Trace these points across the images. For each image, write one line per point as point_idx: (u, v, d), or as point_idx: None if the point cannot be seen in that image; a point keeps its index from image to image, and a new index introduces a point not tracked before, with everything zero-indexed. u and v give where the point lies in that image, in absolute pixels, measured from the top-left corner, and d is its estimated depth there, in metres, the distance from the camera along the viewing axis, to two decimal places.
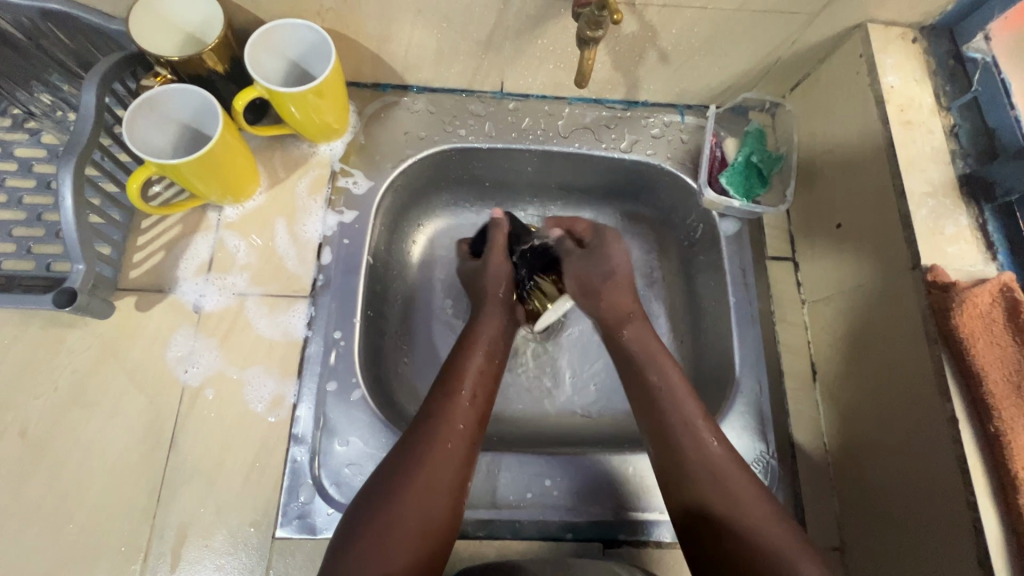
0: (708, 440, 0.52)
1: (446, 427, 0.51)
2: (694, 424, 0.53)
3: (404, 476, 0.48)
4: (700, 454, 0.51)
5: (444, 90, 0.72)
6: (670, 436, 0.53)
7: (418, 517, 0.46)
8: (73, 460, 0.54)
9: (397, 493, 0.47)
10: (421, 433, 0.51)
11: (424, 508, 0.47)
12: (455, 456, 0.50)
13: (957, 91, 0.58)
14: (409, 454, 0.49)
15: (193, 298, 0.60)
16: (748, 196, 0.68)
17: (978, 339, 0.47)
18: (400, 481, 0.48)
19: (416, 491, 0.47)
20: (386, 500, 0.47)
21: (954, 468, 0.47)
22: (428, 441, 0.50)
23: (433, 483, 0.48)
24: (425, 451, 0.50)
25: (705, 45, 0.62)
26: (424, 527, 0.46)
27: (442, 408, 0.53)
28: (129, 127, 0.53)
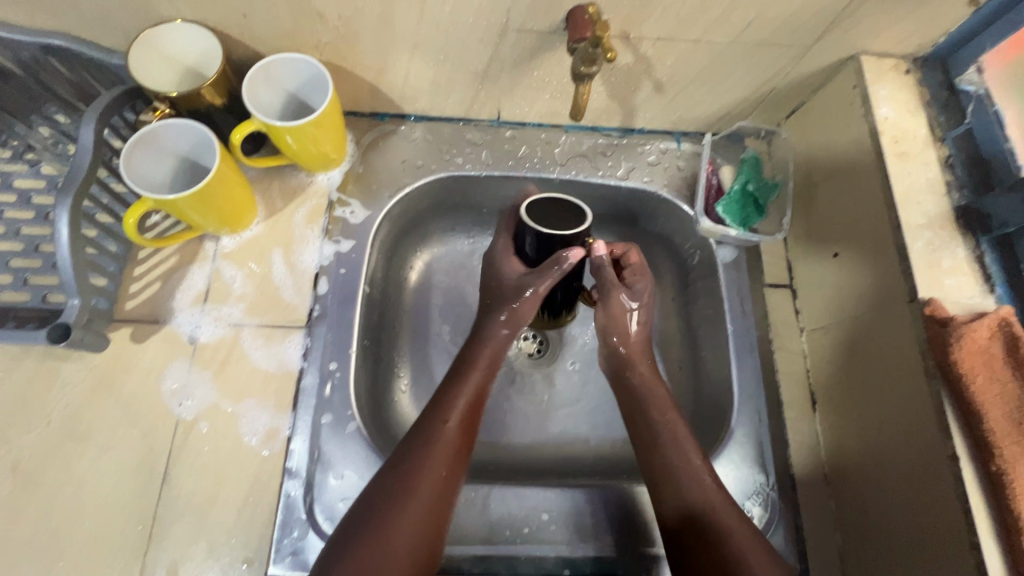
0: (697, 461, 0.54)
1: (434, 457, 0.50)
2: (684, 445, 0.55)
3: (391, 507, 0.48)
4: (690, 471, 0.53)
5: (441, 119, 0.72)
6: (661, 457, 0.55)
7: (406, 548, 0.47)
8: (64, 495, 0.54)
9: (384, 525, 0.47)
10: (409, 462, 0.50)
11: (411, 539, 0.47)
12: (441, 484, 0.50)
13: (950, 122, 0.58)
14: (397, 485, 0.49)
15: (189, 329, 0.60)
16: (745, 225, 0.68)
17: (978, 375, 0.46)
18: (387, 513, 0.47)
19: (404, 523, 0.47)
20: (372, 534, 0.46)
21: (956, 507, 0.46)
22: (416, 470, 0.50)
23: (421, 514, 0.48)
24: (413, 479, 0.49)
25: (700, 76, 0.63)
26: (412, 557, 0.47)
27: (433, 435, 0.52)
28: (126, 161, 0.53)
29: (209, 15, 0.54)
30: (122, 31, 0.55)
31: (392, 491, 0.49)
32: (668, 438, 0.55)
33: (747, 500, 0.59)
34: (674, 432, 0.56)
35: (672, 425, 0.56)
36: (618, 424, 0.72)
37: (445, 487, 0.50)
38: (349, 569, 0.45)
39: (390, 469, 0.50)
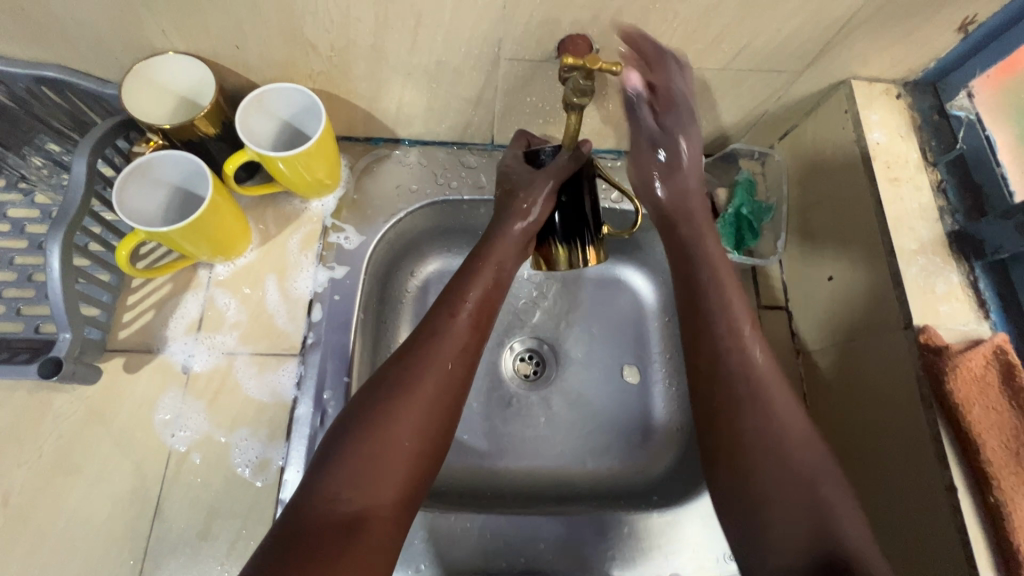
0: (783, 405, 0.47)
1: (439, 353, 0.49)
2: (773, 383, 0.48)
3: (398, 395, 0.46)
4: (773, 415, 0.47)
5: (436, 142, 0.72)
6: (741, 404, 0.47)
7: (409, 439, 0.44)
8: (55, 529, 0.53)
9: (388, 415, 0.44)
10: (416, 354, 0.48)
11: (418, 432, 0.45)
12: (445, 382, 0.48)
13: (942, 146, 0.58)
14: (404, 378, 0.47)
15: (182, 358, 0.60)
16: (739, 248, 0.69)
17: (974, 404, 0.46)
18: (392, 401, 0.45)
19: (408, 414, 0.45)
20: (375, 424, 0.44)
21: (954, 539, 0.46)
22: (424, 363, 0.48)
23: (428, 405, 0.46)
24: (419, 369, 0.47)
25: (692, 101, 0.63)
26: (414, 450, 0.44)
27: (441, 331, 0.50)
28: (120, 193, 0.53)
29: (202, 47, 0.54)
30: (115, 64, 0.55)
31: (399, 382, 0.46)
32: (744, 374, 0.48)
33: None
34: (760, 374, 0.49)
35: (758, 359, 0.49)
36: (615, 448, 0.72)
37: (454, 383, 0.48)
38: (350, 455, 0.43)
39: (397, 361, 0.48)
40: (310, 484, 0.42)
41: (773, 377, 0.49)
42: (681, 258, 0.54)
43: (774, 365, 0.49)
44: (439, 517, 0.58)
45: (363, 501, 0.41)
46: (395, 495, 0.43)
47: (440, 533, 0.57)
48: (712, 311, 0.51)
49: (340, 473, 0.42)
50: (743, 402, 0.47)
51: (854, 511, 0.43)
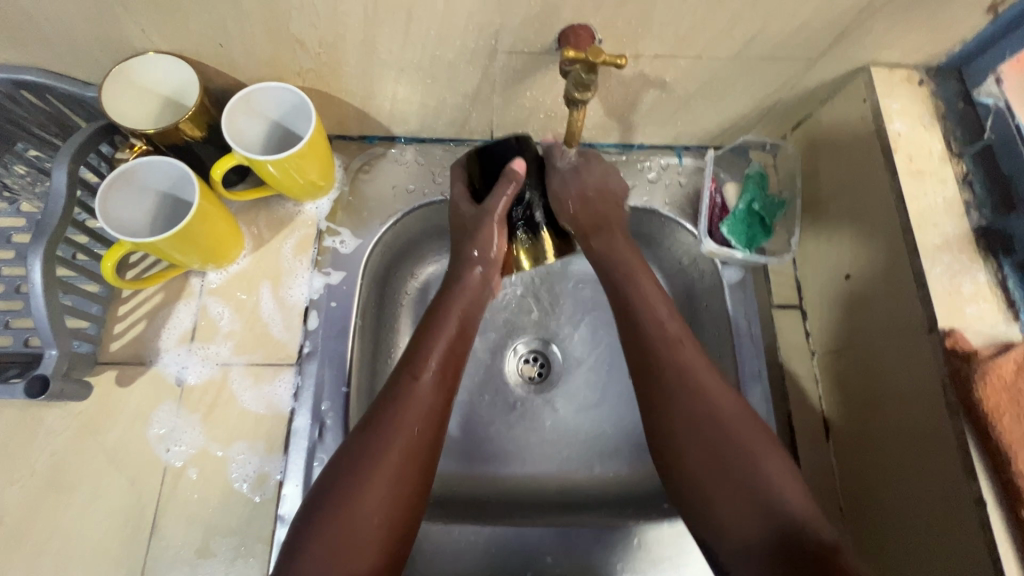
0: (710, 381, 0.50)
1: (404, 413, 0.47)
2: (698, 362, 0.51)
3: (362, 466, 0.45)
4: (705, 400, 0.48)
5: (433, 140, 0.69)
6: (671, 391, 0.49)
7: (377, 513, 0.44)
8: (50, 548, 0.52)
9: (352, 487, 0.44)
10: (381, 414, 0.48)
11: (386, 502, 0.44)
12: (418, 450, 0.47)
13: (968, 136, 0.55)
14: (367, 451, 0.45)
15: (176, 370, 0.58)
16: (751, 246, 0.66)
17: (1003, 414, 0.43)
18: (354, 469, 0.45)
19: (377, 488, 0.44)
20: (342, 499, 0.43)
21: (983, 554, 0.43)
22: (392, 427, 0.47)
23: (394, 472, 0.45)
24: (383, 440, 0.46)
25: (701, 92, 0.60)
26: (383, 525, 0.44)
27: (399, 398, 0.48)
28: (102, 203, 0.51)
29: (184, 45, 0.51)
30: (96, 65, 0.53)
31: (365, 450, 0.46)
32: (669, 358, 0.51)
33: None
34: (684, 357, 0.51)
35: (684, 351, 0.51)
36: (623, 453, 0.69)
37: (424, 442, 0.47)
38: (317, 535, 0.42)
39: (364, 423, 0.47)
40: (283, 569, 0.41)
41: (698, 361, 0.51)
42: (600, 256, 0.58)
43: (699, 353, 0.52)
44: (444, 530, 0.56)
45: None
46: (370, 568, 0.43)
47: (444, 547, 0.56)
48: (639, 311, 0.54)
49: (310, 559, 0.41)
50: (670, 387, 0.49)
51: (791, 477, 0.45)
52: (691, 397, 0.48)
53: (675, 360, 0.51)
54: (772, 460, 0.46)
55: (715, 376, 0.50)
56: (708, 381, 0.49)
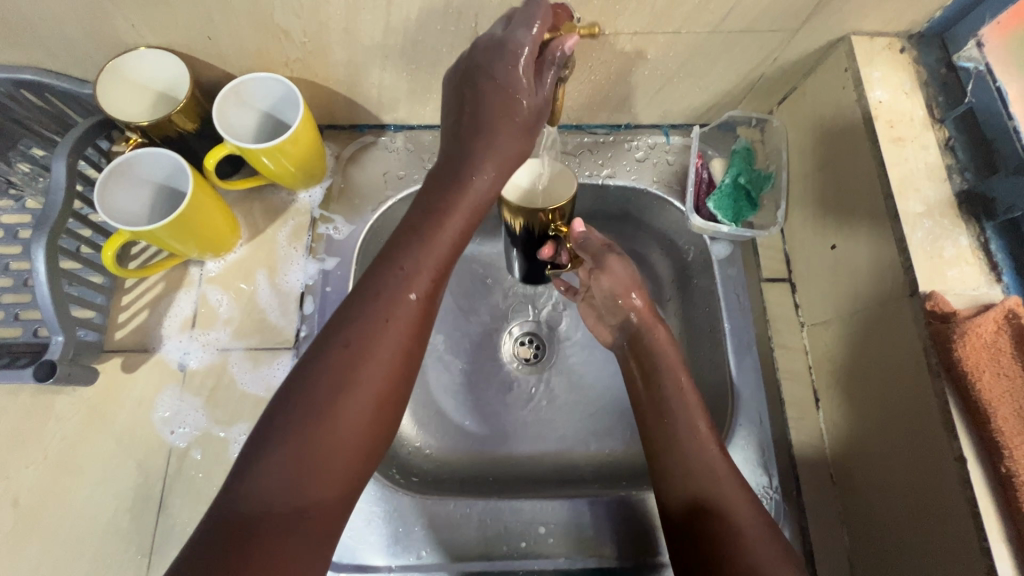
0: (712, 455, 0.53)
1: (384, 320, 0.43)
2: (696, 428, 0.54)
3: (336, 372, 0.41)
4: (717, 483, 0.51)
5: (422, 126, 0.70)
6: (682, 451, 0.53)
7: (351, 432, 0.40)
8: (64, 526, 0.54)
9: (324, 398, 0.40)
10: (359, 317, 0.43)
11: (362, 428, 0.41)
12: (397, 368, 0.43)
13: (950, 102, 0.55)
14: (347, 364, 0.41)
15: (178, 356, 0.60)
16: (738, 220, 0.66)
17: (984, 373, 0.44)
18: (324, 374, 0.40)
19: (350, 416, 0.40)
20: (316, 413, 0.39)
21: (965, 510, 0.44)
22: (370, 331, 0.42)
23: (372, 396, 0.41)
24: (358, 368, 0.41)
25: (683, 67, 0.61)
26: (354, 445, 0.40)
27: (385, 303, 0.43)
28: (101, 195, 0.53)
29: (174, 39, 0.53)
30: (90, 62, 0.54)
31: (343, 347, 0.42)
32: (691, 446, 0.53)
33: None
34: (693, 420, 0.55)
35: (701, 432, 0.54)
36: (617, 429, 0.71)
37: (401, 368, 0.43)
38: (286, 437, 0.38)
39: (340, 335, 0.42)
40: (238, 483, 0.37)
41: (699, 430, 0.54)
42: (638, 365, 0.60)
43: (706, 417, 0.56)
44: (440, 504, 0.58)
45: (294, 503, 0.37)
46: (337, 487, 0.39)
47: (440, 520, 0.57)
48: (661, 369, 0.58)
49: (268, 480, 0.37)
50: (679, 448, 0.54)
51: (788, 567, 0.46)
52: (693, 481, 0.52)
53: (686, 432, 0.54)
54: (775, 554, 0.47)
55: (710, 435, 0.54)
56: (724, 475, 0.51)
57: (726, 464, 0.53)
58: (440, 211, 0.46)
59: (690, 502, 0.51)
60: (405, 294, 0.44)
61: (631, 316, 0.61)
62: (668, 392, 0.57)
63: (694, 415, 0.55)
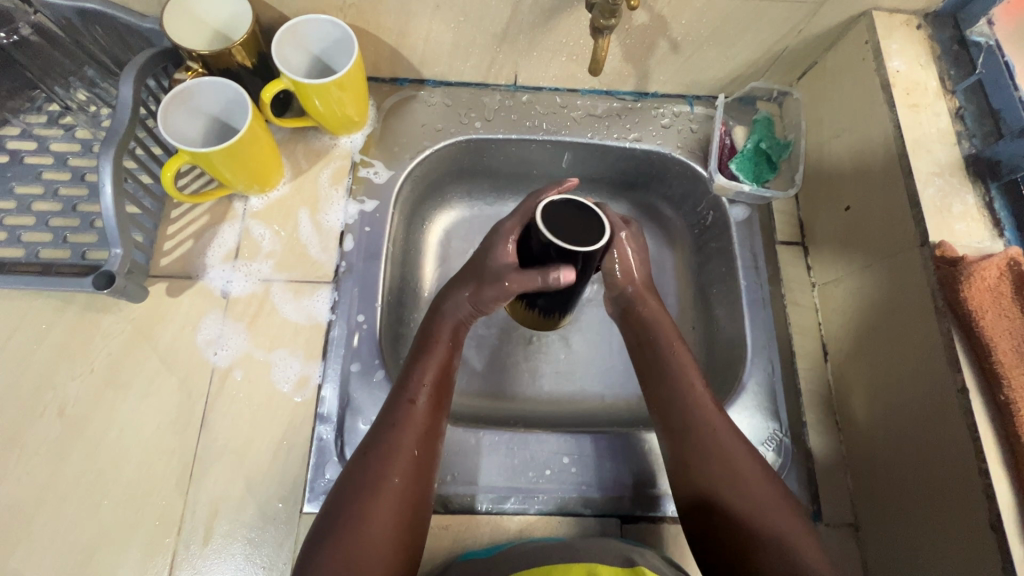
0: (740, 456, 0.52)
1: (413, 429, 0.51)
2: (689, 371, 0.57)
3: (375, 504, 0.47)
4: (728, 460, 0.52)
5: (459, 84, 0.74)
6: (700, 452, 0.53)
7: (386, 529, 0.47)
8: (109, 436, 0.56)
9: (374, 469, 0.49)
10: (381, 441, 0.50)
11: (396, 514, 0.48)
12: (418, 455, 0.51)
13: (961, 74, 0.60)
14: (375, 467, 0.49)
15: (221, 284, 0.63)
16: (758, 181, 0.70)
17: (987, 311, 0.48)
18: (359, 506, 0.47)
19: (383, 496, 0.48)
20: (361, 500, 0.47)
21: (965, 436, 0.48)
22: (391, 443, 0.50)
23: (401, 486, 0.49)
24: (377, 478, 0.49)
25: (714, 35, 0.64)
26: (393, 537, 0.47)
27: (396, 422, 0.52)
28: (163, 117, 0.55)
29: None
30: None
31: (373, 466, 0.49)
32: (687, 402, 0.55)
33: (760, 446, 0.61)
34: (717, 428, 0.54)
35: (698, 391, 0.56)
36: (634, 381, 0.74)
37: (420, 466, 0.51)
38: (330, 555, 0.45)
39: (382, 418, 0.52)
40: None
41: (708, 410, 0.55)
42: (643, 323, 0.61)
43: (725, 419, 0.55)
44: (467, 434, 0.60)
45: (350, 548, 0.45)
46: (392, 541, 0.47)
47: (469, 448, 0.60)
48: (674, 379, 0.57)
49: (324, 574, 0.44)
50: (704, 452, 0.53)
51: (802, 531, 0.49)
52: (708, 447, 0.53)
53: (683, 407, 0.55)
54: (781, 512, 0.49)
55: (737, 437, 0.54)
56: (731, 448, 0.53)
57: (738, 442, 0.53)
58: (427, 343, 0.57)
59: (708, 490, 0.51)
60: (412, 402, 0.53)
61: (626, 288, 0.63)
62: (676, 397, 0.56)
63: (700, 399, 0.55)
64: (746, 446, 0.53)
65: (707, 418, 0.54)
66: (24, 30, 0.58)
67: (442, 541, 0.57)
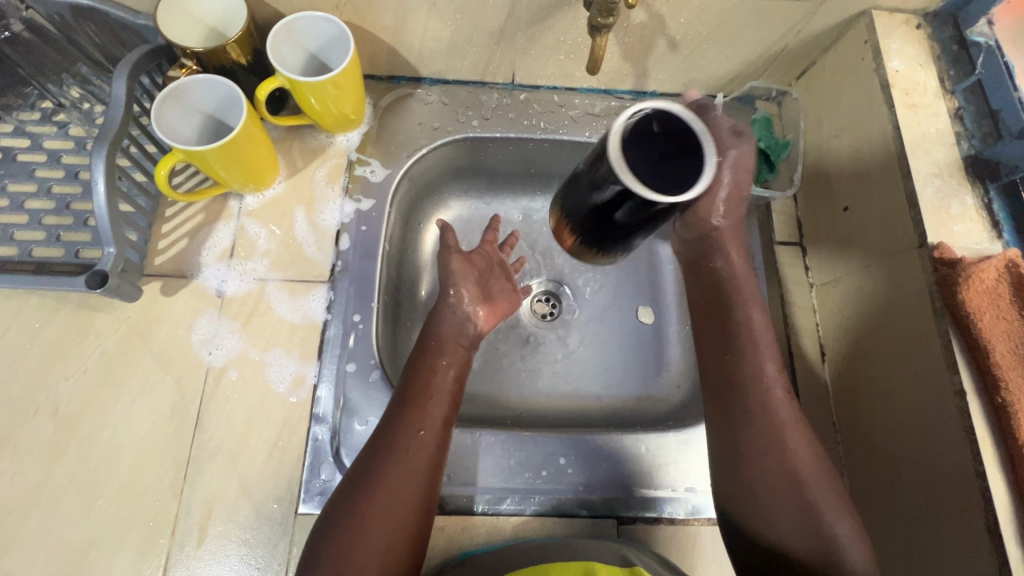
0: (804, 450, 0.52)
1: (421, 429, 0.51)
2: (762, 355, 0.55)
3: (380, 509, 0.47)
4: (792, 454, 0.51)
5: (457, 82, 0.73)
6: (762, 449, 0.52)
7: (392, 528, 0.47)
8: (103, 436, 0.56)
9: (379, 468, 0.49)
10: (389, 439, 0.51)
11: (402, 513, 0.48)
12: (426, 455, 0.51)
13: (960, 74, 0.59)
14: (380, 465, 0.49)
15: (216, 283, 0.62)
16: (756, 181, 0.70)
17: (984, 313, 0.48)
18: (364, 504, 0.47)
19: (388, 495, 0.48)
20: (365, 498, 0.48)
21: (962, 438, 0.48)
22: (398, 442, 0.50)
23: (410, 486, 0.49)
24: (383, 475, 0.49)
25: (713, 34, 0.64)
26: (399, 536, 0.47)
27: (405, 421, 0.51)
28: (158, 115, 0.55)
29: None
30: None
31: (379, 463, 0.49)
32: (758, 386, 0.54)
33: None
34: (791, 434, 0.52)
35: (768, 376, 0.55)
36: (630, 381, 0.74)
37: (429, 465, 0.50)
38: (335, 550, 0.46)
39: (389, 416, 0.52)
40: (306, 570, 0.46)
41: (779, 399, 0.53)
42: (716, 283, 0.59)
43: (799, 426, 0.53)
44: (464, 434, 0.60)
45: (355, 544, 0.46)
46: (397, 540, 0.47)
47: (465, 448, 0.60)
48: (747, 384, 0.54)
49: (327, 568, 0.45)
50: (768, 461, 0.51)
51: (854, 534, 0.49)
52: (767, 438, 0.52)
53: (754, 388, 0.54)
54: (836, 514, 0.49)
55: (807, 446, 0.52)
56: (796, 440, 0.52)
57: (803, 434, 0.53)
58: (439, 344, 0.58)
59: (759, 485, 0.51)
60: (421, 403, 0.53)
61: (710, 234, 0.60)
62: (748, 379, 0.54)
63: (772, 384, 0.54)
64: (812, 446, 0.52)
65: (779, 408, 0.53)
66: (15, 26, 0.57)
67: (438, 542, 0.57)
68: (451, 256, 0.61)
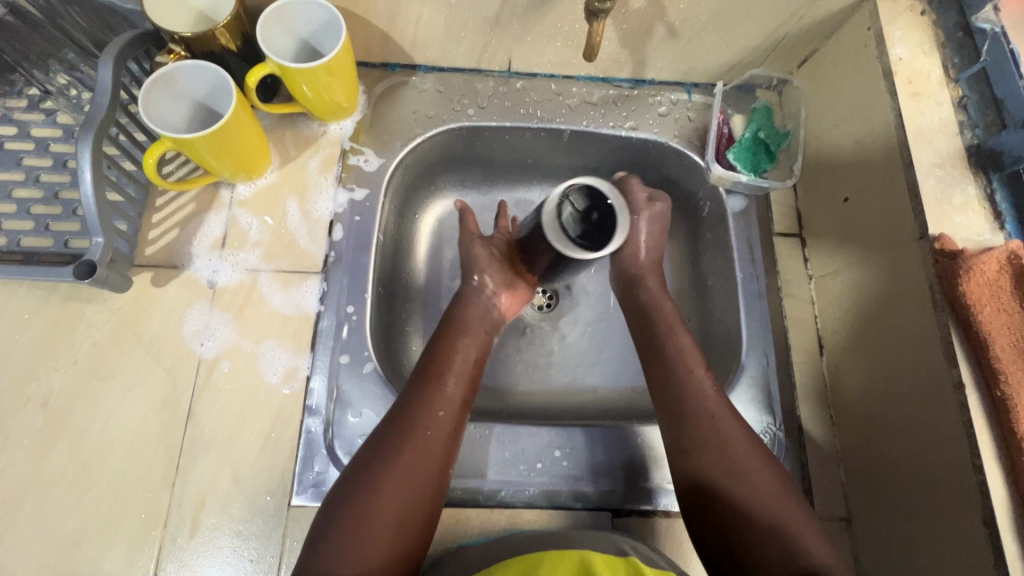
0: (738, 437, 0.52)
1: (438, 406, 0.52)
2: (689, 352, 0.58)
3: (390, 486, 0.47)
4: (725, 442, 0.52)
5: (452, 70, 0.72)
6: (703, 439, 0.52)
7: (405, 503, 0.47)
8: (94, 428, 0.55)
9: (396, 442, 0.49)
10: (407, 416, 0.51)
11: (417, 488, 0.48)
12: (444, 432, 0.51)
13: (965, 62, 0.58)
14: (398, 440, 0.49)
15: (207, 273, 0.61)
16: (755, 171, 0.69)
17: (985, 307, 0.47)
18: (378, 476, 0.47)
19: (402, 470, 0.48)
20: (379, 472, 0.47)
21: (960, 431, 0.47)
22: (413, 419, 0.51)
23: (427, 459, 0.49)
24: (399, 448, 0.49)
25: (713, 20, 0.63)
26: (410, 514, 0.47)
27: (422, 398, 0.52)
28: (145, 102, 0.54)
29: None
30: None
31: (396, 436, 0.50)
32: (682, 379, 0.56)
33: None
34: (721, 416, 0.53)
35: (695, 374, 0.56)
36: (627, 373, 0.73)
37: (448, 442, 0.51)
38: (344, 524, 0.45)
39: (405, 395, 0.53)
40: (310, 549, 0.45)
41: (705, 388, 0.55)
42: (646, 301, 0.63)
43: (723, 407, 0.54)
44: None
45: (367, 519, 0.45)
46: (410, 517, 0.47)
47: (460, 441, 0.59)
48: (677, 370, 0.56)
49: (337, 542, 0.44)
50: (706, 441, 0.52)
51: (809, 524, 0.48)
52: (706, 428, 0.52)
53: (682, 386, 0.55)
54: (784, 503, 0.49)
55: (741, 431, 0.53)
56: (728, 426, 0.52)
57: (736, 425, 0.53)
58: (459, 329, 0.59)
59: (709, 477, 0.51)
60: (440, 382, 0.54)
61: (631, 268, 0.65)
62: (677, 375, 0.56)
63: (698, 378, 0.56)
64: (745, 433, 0.52)
65: (703, 398, 0.54)
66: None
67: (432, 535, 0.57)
68: (475, 246, 0.65)
